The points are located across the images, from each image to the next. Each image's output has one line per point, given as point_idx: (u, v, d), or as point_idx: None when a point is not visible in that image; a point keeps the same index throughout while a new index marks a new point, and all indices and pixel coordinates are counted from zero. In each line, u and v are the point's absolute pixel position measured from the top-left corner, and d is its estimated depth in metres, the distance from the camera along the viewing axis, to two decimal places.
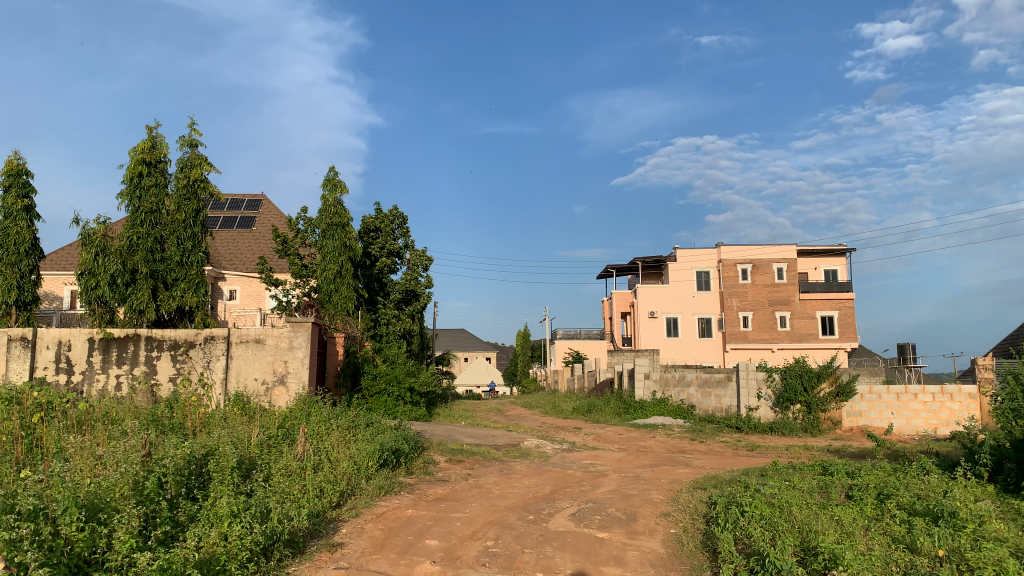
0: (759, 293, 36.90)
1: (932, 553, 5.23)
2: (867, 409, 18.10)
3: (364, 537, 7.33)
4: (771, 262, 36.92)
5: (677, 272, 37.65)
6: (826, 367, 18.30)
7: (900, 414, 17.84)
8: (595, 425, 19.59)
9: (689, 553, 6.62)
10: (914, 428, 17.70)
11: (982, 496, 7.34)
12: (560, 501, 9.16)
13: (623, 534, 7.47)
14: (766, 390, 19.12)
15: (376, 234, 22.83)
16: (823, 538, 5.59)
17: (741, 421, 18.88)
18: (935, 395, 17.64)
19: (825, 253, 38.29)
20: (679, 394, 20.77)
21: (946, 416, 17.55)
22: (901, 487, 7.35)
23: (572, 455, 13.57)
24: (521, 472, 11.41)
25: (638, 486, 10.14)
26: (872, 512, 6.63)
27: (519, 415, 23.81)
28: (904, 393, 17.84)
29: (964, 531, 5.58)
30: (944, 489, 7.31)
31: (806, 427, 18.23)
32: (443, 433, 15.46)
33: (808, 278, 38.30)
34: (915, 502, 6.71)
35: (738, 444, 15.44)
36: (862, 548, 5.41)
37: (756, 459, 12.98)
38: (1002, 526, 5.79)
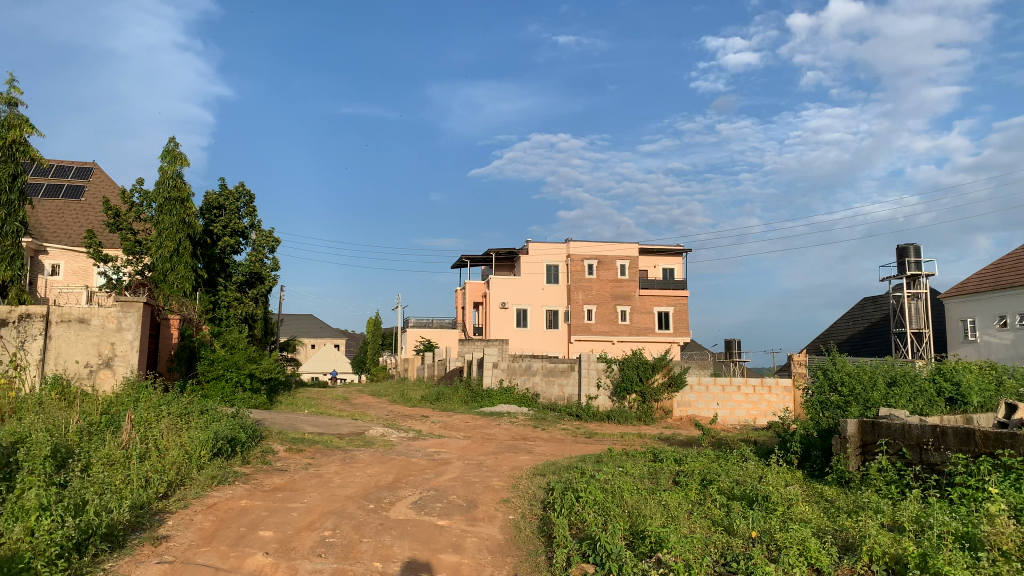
0: (604, 288, 38.40)
1: (747, 534, 5.63)
2: (696, 400, 19.26)
3: (193, 529, 6.97)
4: (616, 259, 38.47)
5: (528, 264, 38.41)
6: (660, 360, 19.31)
7: (724, 405, 19.13)
8: (442, 413, 19.62)
9: (526, 538, 6.78)
10: (737, 418, 19.01)
11: (792, 480, 7.99)
12: (402, 489, 9.12)
13: (463, 521, 7.55)
14: (605, 379, 19.94)
15: (220, 211, 21.69)
16: (651, 522, 5.89)
17: (581, 409, 19.51)
18: (755, 387, 18.99)
19: (664, 252, 40.34)
20: (524, 383, 21.18)
21: (764, 407, 18.92)
22: (722, 473, 7.88)
23: (417, 443, 13.53)
24: (364, 460, 11.26)
25: (480, 473, 10.28)
26: (696, 497, 7.07)
27: (365, 403, 23.45)
28: (728, 385, 19.12)
29: (774, 514, 6.05)
30: (759, 475, 7.91)
31: (640, 415, 19.15)
32: (284, 420, 14.97)
33: (648, 275, 40.21)
34: (734, 486, 7.22)
35: (578, 432, 15.97)
36: (685, 531, 5.74)
37: (593, 446, 13.52)
38: (807, 508, 6.33)
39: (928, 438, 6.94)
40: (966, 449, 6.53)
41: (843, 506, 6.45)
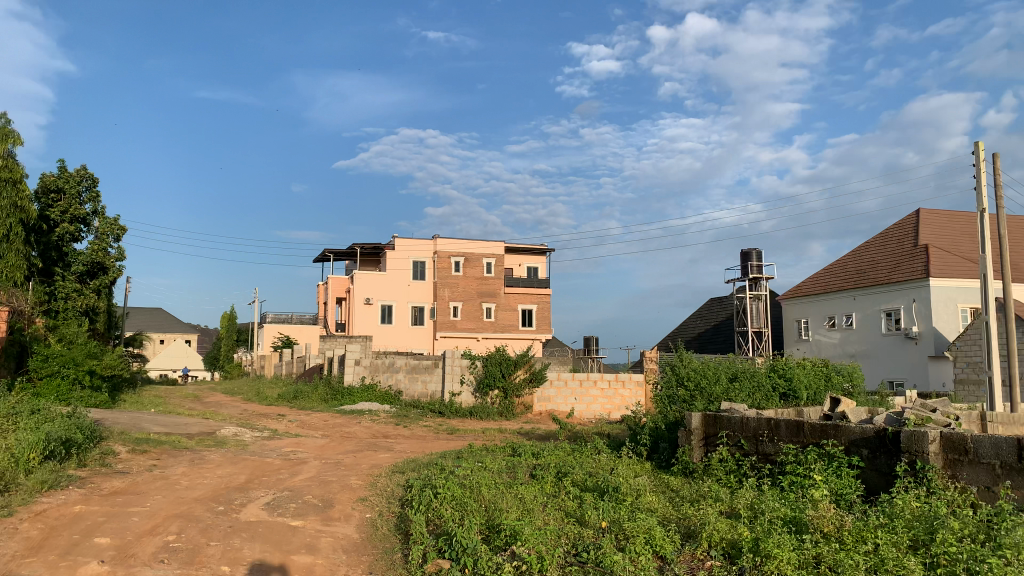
0: (469, 285, 38.58)
1: (598, 524, 5.83)
2: (555, 394, 19.83)
3: (18, 538, 6.42)
4: (482, 256, 38.74)
5: (393, 260, 37.98)
6: (522, 356, 19.69)
7: (582, 400, 19.76)
8: (300, 412, 19.04)
9: (382, 536, 6.71)
10: (593, 412, 19.66)
11: (642, 471, 8.36)
12: (255, 490, 8.80)
13: (318, 521, 7.37)
14: (468, 375, 20.02)
15: (57, 196, 20.11)
16: (506, 516, 5.98)
17: (444, 406, 19.51)
18: (610, 381, 19.69)
19: (529, 251, 41.04)
20: (387, 380, 20.93)
21: (618, 401, 19.65)
22: (576, 465, 8.14)
23: (273, 443, 13.09)
24: (215, 461, 10.75)
25: (338, 472, 10.08)
26: (551, 489, 7.25)
27: (218, 402, 22.40)
28: (585, 380, 19.75)
29: (623, 504, 6.30)
30: (611, 466, 8.22)
31: (502, 410, 19.41)
32: (126, 421, 14.06)
33: (513, 273, 40.76)
34: (587, 478, 7.46)
35: (440, 428, 15.97)
36: (538, 523, 5.87)
37: (454, 442, 13.57)
38: (653, 497, 6.63)
39: (764, 430, 7.44)
40: (796, 439, 7.05)
41: (687, 496, 6.80)
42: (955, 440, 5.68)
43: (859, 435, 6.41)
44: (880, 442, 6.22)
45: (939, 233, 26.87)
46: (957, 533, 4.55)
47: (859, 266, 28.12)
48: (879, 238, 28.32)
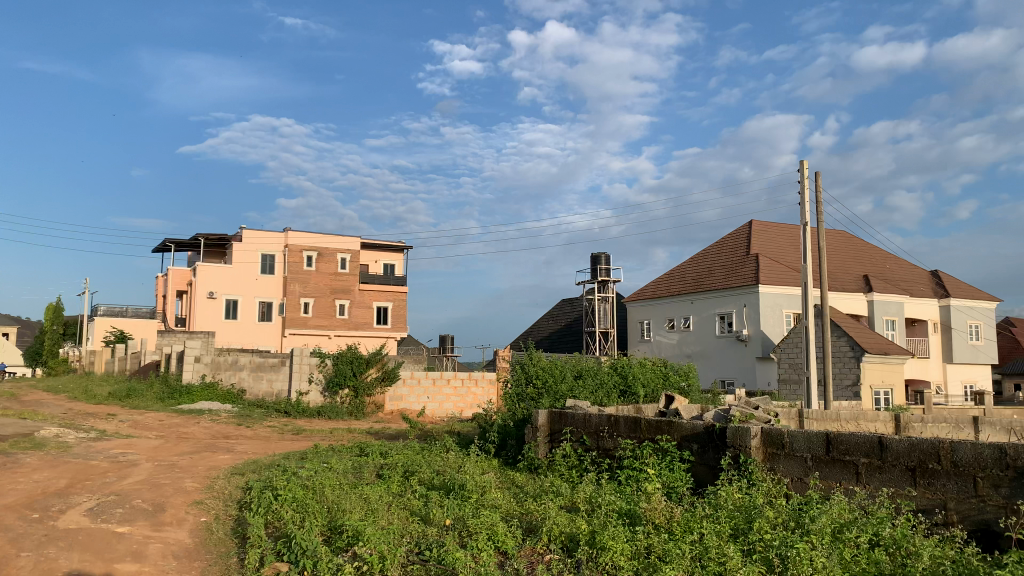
0: (322, 281, 37.60)
1: (441, 522, 5.85)
2: (407, 393, 19.83)
3: None
4: (336, 252, 37.86)
5: (241, 253, 36.37)
6: (374, 354, 19.48)
7: (434, 398, 19.92)
8: (132, 411, 17.83)
9: (217, 541, 6.41)
10: (445, 410, 19.89)
11: (488, 468, 8.48)
12: (76, 495, 8.16)
13: (147, 526, 6.95)
14: (317, 374, 19.49)
15: None
16: (349, 516, 5.88)
17: (291, 405, 18.90)
18: (464, 380, 20.04)
19: (384, 248, 40.54)
20: (230, 378, 19.98)
21: (470, 399, 20.06)
22: (423, 464, 8.13)
23: (100, 445, 12.18)
24: (30, 465, 9.87)
25: (172, 474, 9.53)
26: (397, 488, 7.21)
27: (37, 401, 20.58)
28: (439, 379, 19.97)
29: (468, 502, 6.35)
30: (458, 464, 8.28)
31: (352, 410, 19.08)
32: None
33: (367, 270, 40.12)
34: (433, 477, 7.48)
35: (285, 428, 15.45)
36: (382, 523, 5.81)
37: (300, 442, 13.19)
38: (498, 494, 6.74)
39: (605, 427, 7.74)
40: (634, 435, 7.39)
41: (529, 491, 6.96)
42: (773, 435, 6.14)
43: (691, 431, 6.79)
44: (709, 437, 6.63)
45: (769, 243, 28.98)
46: (771, 521, 4.94)
47: (698, 271, 29.78)
48: (716, 245, 30.13)
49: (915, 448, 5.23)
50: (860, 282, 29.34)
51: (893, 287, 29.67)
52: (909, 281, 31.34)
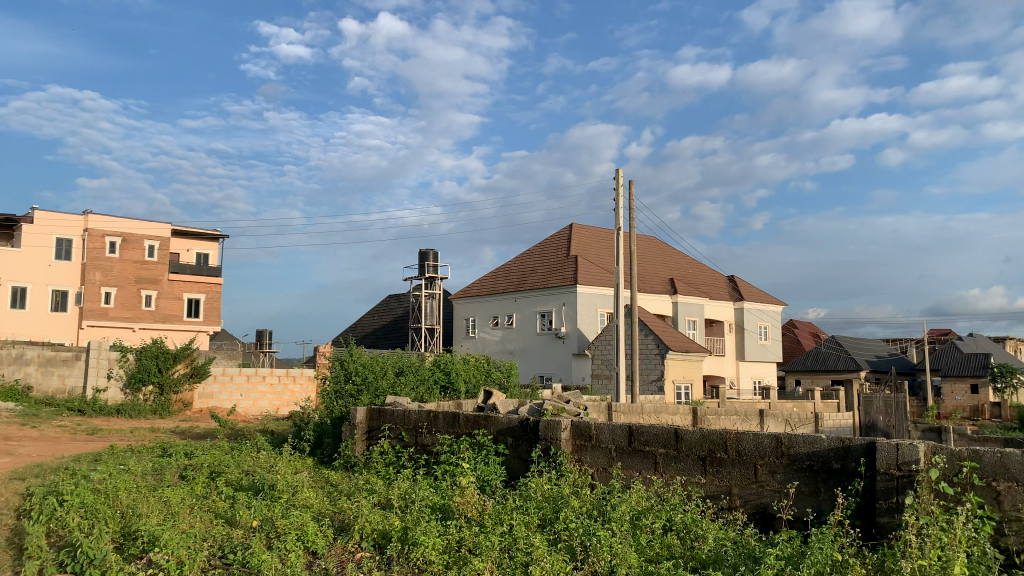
0: (126, 270, 34.83)
1: (248, 524, 5.62)
2: (218, 391, 18.87)
3: None
4: (143, 239, 35.22)
5: (31, 235, 32.92)
6: (183, 350, 18.38)
7: (248, 396, 19.03)
8: None
9: None
10: (260, 408, 19.02)
11: (302, 468, 8.24)
12: None
13: None
14: (117, 370, 18.11)
15: None
16: (146, 521, 5.51)
17: (85, 403, 17.38)
18: (281, 377, 19.23)
19: (198, 236, 38.22)
20: (13, 374, 17.98)
21: (287, 397, 19.27)
22: (232, 464, 7.77)
23: None
24: None
25: None
26: (201, 490, 6.85)
27: None
28: (253, 375, 19.07)
29: (278, 502, 6.14)
30: (270, 464, 7.98)
31: (156, 409, 17.88)
32: None
33: (179, 259, 37.66)
34: (242, 477, 7.17)
35: (78, 428, 14.18)
36: (182, 527, 5.48)
37: (94, 443, 12.19)
38: (311, 493, 6.57)
39: (423, 422, 7.76)
40: (451, 430, 7.47)
41: (344, 490, 6.84)
42: (582, 428, 6.45)
43: (506, 424, 6.96)
44: (523, 430, 6.83)
45: (587, 245, 30.26)
46: (577, 511, 5.18)
47: (521, 271, 30.52)
48: (539, 246, 31.03)
49: (706, 439, 5.66)
50: (667, 285, 31.36)
51: (695, 290, 31.98)
52: (710, 284, 33.91)
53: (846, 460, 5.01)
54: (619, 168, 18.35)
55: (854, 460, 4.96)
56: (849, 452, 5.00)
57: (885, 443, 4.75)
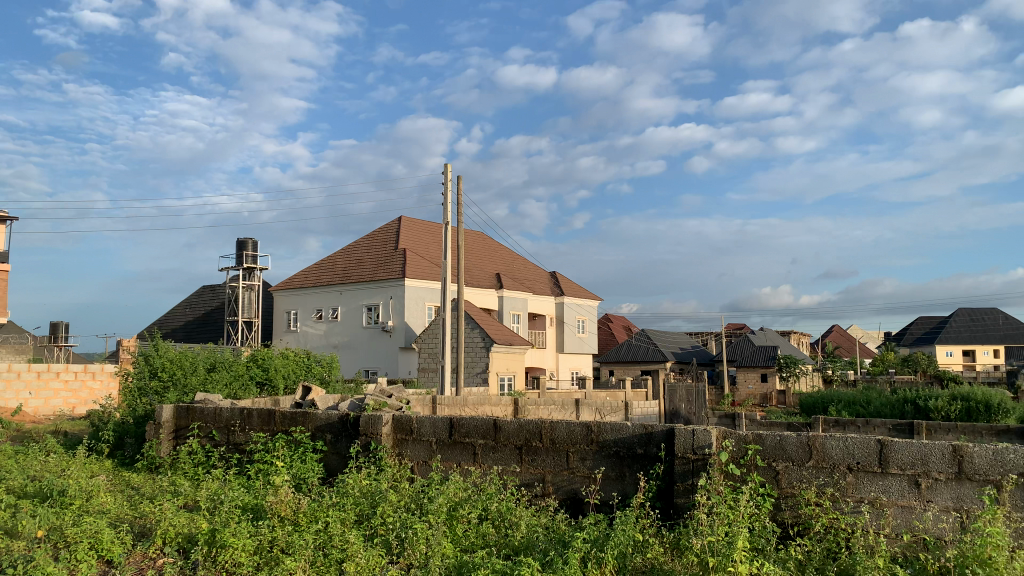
0: None
1: (32, 534, 5.14)
2: (6, 389, 16.68)
3: None
4: None
5: None
6: None
7: (38, 394, 17.35)
8: None
9: None
10: (52, 407, 17.47)
11: (99, 471, 7.64)
12: None
13: None
14: None
15: None
16: None
17: None
18: (78, 373, 18.03)
19: None
20: None
21: (85, 395, 18.07)
22: (15, 470, 7.06)
23: None
24: None
25: None
26: None
27: None
28: (45, 372, 17.48)
29: (68, 509, 5.66)
30: (62, 468, 7.33)
31: None
32: None
33: None
34: (26, 484, 6.52)
35: None
36: None
37: None
38: (108, 498, 6.10)
39: (236, 420, 7.45)
40: (266, 427, 7.22)
41: (146, 493, 6.42)
42: (402, 421, 6.44)
43: (325, 420, 6.83)
44: (342, 426, 6.73)
45: (414, 239, 30.17)
46: (394, 505, 5.19)
47: (347, 263, 29.93)
48: (365, 239, 30.55)
49: (523, 429, 5.84)
50: (492, 279, 31.92)
51: (519, 285, 32.79)
52: (534, 280, 34.91)
53: (649, 446, 5.35)
54: (447, 164, 18.45)
55: (656, 445, 5.32)
56: (651, 438, 5.35)
57: (683, 430, 5.12)
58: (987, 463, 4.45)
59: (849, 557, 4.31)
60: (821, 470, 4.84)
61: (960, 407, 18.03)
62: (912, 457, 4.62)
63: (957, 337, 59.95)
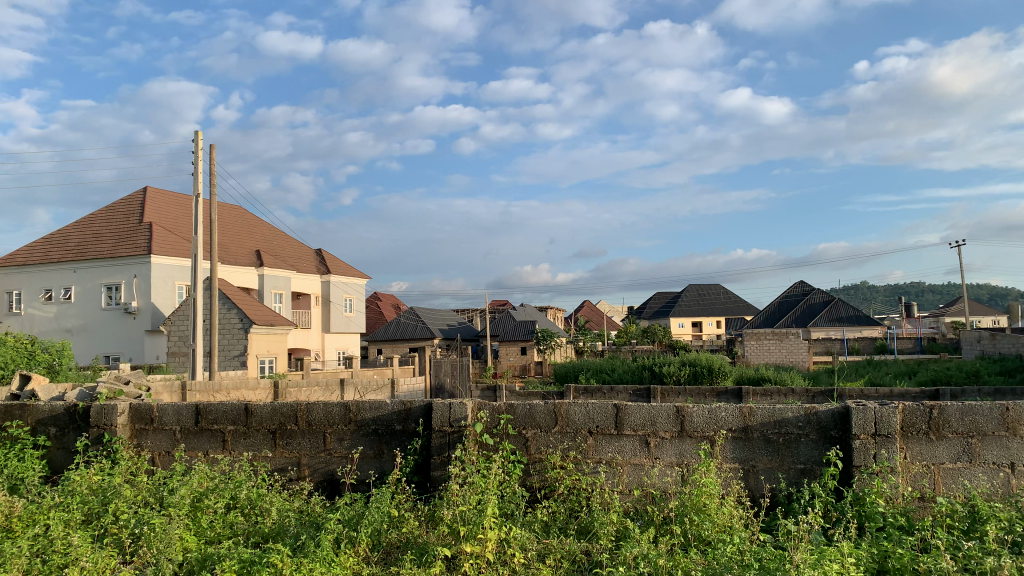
0: None
1: None
2: None
3: None
4: None
5: None
6: None
7: None
8: None
9: None
10: None
11: None
12: None
13: None
14: None
15: None
16: None
17: None
18: None
19: None
20: None
21: None
22: None
23: None
24: None
25: None
26: None
27: None
28: None
29: None
30: None
31: None
32: None
33: None
34: None
35: None
36: None
37: None
38: None
39: None
40: None
41: None
42: (142, 410, 5.93)
43: (48, 413, 6.14)
44: (70, 418, 6.09)
45: (162, 212, 27.83)
46: (129, 501, 4.78)
47: (82, 237, 26.96)
48: (104, 211, 27.66)
49: (277, 412, 5.63)
50: (251, 256, 30.36)
51: (281, 263, 31.50)
52: (297, 257, 33.70)
53: (407, 422, 5.40)
54: (199, 131, 17.24)
55: (414, 421, 5.39)
56: (410, 414, 5.40)
57: (440, 403, 5.21)
58: (704, 421, 5.01)
59: (588, 515, 4.66)
60: (566, 435, 5.16)
61: (688, 372, 20.18)
62: (643, 419, 5.07)
63: (688, 310, 67.07)
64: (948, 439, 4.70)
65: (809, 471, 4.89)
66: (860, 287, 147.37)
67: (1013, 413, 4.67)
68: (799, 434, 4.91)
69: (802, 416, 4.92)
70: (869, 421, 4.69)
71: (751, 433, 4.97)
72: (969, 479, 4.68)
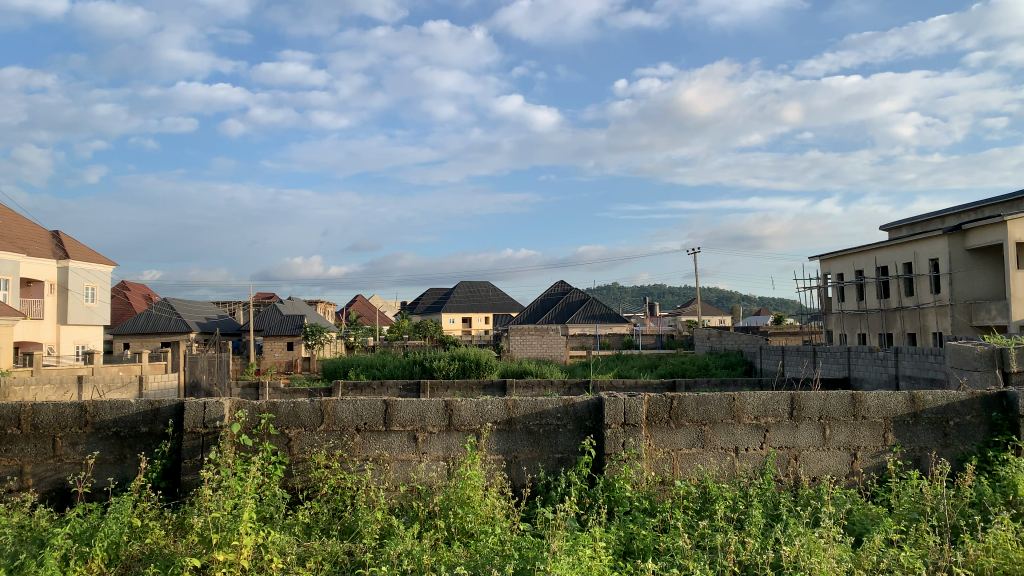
0: None
1: None
2: None
3: None
4: None
5: None
6: None
7: None
8: None
9: None
10: None
11: None
12: None
13: None
14: None
15: None
16: None
17: None
18: None
19: None
20: None
21: None
22: None
23: None
24: None
25: None
26: None
27: None
28: None
29: None
30: None
31: None
32: None
33: None
34: None
35: None
36: None
37: None
38: None
39: None
40: None
41: None
42: None
43: None
44: None
45: None
46: None
47: None
48: None
49: None
50: None
51: (8, 245, 27.72)
52: (27, 239, 29.84)
53: (155, 423, 4.97)
54: None
55: (163, 422, 4.97)
56: (157, 415, 4.98)
57: (192, 403, 4.85)
58: (471, 414, 5.10)
59: (351, 514, 4.55)
60: (332, 432, 5.01)
61: (457, 366, 20.58)
62: (412, 414, 5.05)
63: (458, 305, 68.40)
64: (685, 427, 5.17)
65: (566, 459, 5.14)
66: (613, 288, 158.76)
67: (739, 402, 5.24)
68: (558, 425, 5.16)
69: (560, 408, 5.17)
70: (619, 411, 5.04)
71: (514, 425, 5.13)
72: (702, 463, 5.17)
